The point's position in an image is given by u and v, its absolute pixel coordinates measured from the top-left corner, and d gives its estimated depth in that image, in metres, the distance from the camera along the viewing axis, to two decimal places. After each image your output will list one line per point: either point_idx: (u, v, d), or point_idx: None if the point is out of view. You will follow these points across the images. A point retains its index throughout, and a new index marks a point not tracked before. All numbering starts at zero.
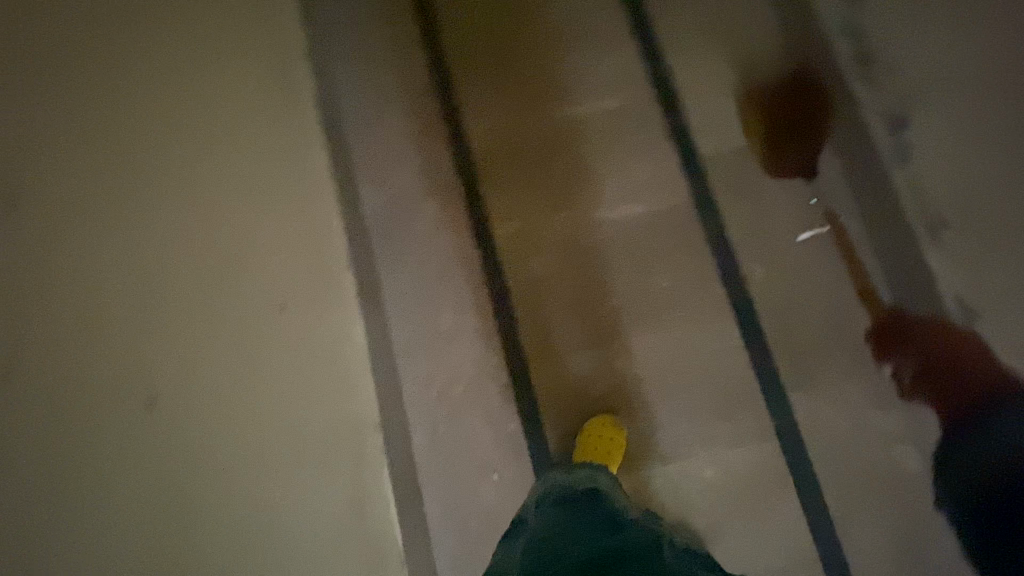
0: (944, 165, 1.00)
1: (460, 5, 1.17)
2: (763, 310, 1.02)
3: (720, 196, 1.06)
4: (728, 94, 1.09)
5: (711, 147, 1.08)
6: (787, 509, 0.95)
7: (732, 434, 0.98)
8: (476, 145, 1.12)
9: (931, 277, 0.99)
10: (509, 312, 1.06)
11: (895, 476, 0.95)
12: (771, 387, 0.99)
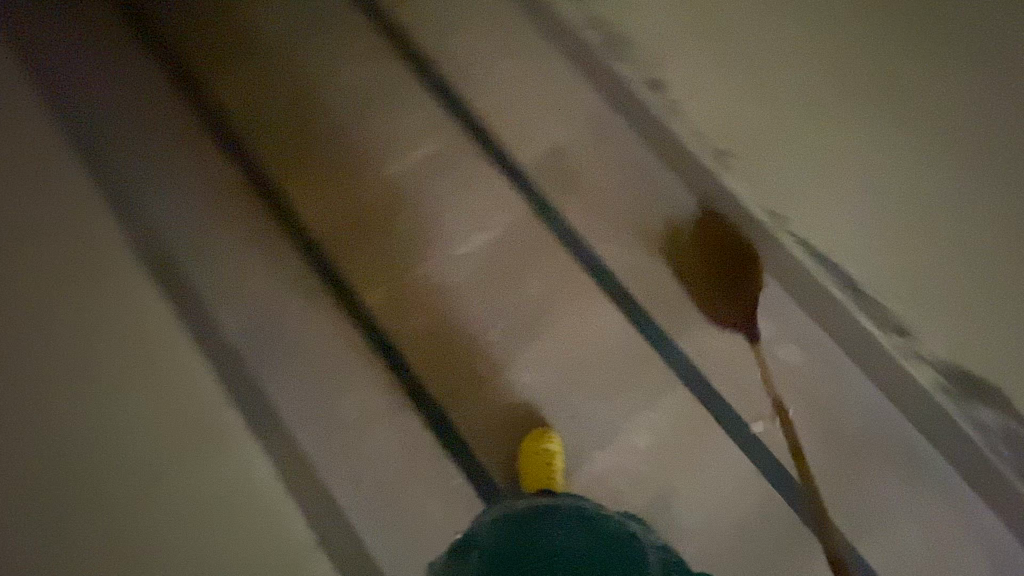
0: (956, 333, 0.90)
1: (296, 161, 1.16)
2: (691, 345, 1.05)
3: (617, 259, 1.09)
4: (587, 162, 1.13)
5: (527, 154, 1.14)
6: (776, 522, 0.98)
7: (704, 467, 1.00)
8: (364, 292, 1.10)
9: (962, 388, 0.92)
10: (455, 436, 1.04)
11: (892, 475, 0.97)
12: (727, 416, 1.02)
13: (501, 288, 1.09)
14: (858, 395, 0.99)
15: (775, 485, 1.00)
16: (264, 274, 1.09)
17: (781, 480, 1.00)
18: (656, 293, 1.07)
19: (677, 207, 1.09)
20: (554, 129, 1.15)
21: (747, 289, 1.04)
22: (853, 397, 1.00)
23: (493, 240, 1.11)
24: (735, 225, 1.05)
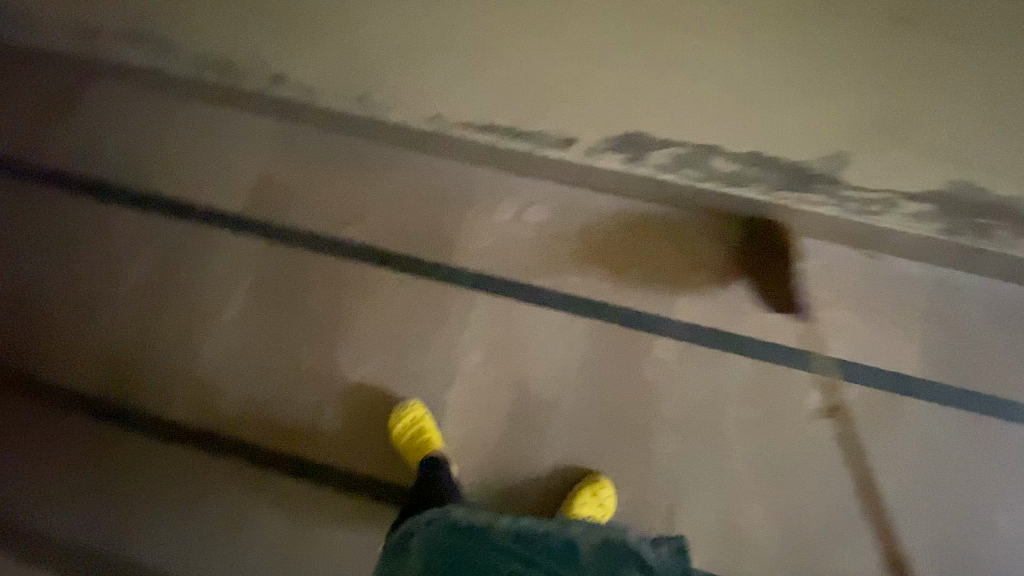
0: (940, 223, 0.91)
1: (90, 358, 1.14)
2: (485, 264, 1.13)
3: (407, 242, 1.14)
4: (361, 188, 1.16)
5: (236, 201, 1.17)
6: (630, 361, 1.08)
7: (548, 352, 1.09)
8: (213, 422, 1.09)
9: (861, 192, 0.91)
10: (347, 476, 1.07)
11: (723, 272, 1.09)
12: (541, 297, 1.11)
13: (286, 324, 1.12)
14: (601, 210, 1.13)
15: (600, 318, 1.10)
16: (85, 459, 1.10)
17: (595, 309, 1.10)
18: (411, 239, 1.14)
19: (383, 160, 1.16)
20: (244, 166, 1.18)
21: (474, 189, 1.15)
22: (599, 211, 1.13)
23: (253, 288, 1.13)
24: (429, 148, 1.14)
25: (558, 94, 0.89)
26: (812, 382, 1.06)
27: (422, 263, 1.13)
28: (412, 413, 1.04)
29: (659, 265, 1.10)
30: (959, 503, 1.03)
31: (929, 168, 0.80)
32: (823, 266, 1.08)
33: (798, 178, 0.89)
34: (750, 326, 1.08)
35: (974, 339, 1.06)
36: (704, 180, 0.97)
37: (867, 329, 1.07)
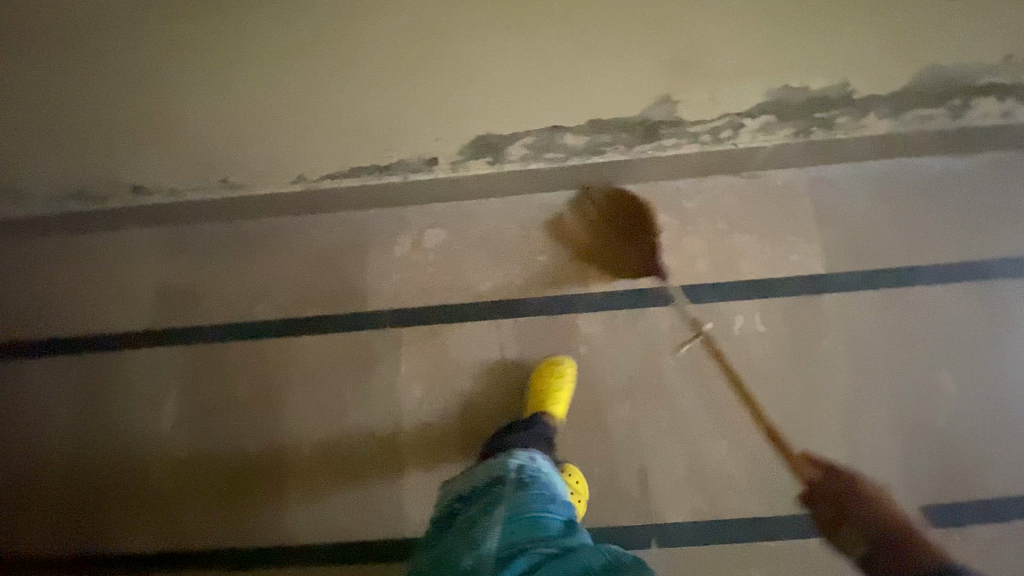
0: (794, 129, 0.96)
1: (33, 513, 1.10)
2: (397, 299, 1.14)
3: (317, 302, 1.14)
4: (258, 265, 1.16)
5: (142, 317, 1.16)
6: (560, 346, 1.10)
7: (481, 363, 1.11)
8: (175, 536, 1.07)
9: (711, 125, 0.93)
10: (320, 547, 1.05)
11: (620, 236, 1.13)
12: (460, 312, 1.13)
13: (227, 417, 1.11)
14: (492, 215, 1.16)
15: (522, 315, 1.12)
16: None
17: (516, 308, 1.12)
18: (323, 298, 1.14)
19: (275, 230, 1.17)
20: (141, 280, 1.17)
21: (369, 232, 1.16)
22: (492, 215, 1.16)
23: (180, 393, 1.13)
24: (314, 207, 1.15)
25: (391, 112, 0.91)
26: (735, 308, 1.10)
27: (337, 317, 1.14)
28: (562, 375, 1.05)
29: (563, 247, 1.13)
30: (902, 375, 1.07)
31: (733, 88, 0.85)
32: (710, 200, 1.13)
33: (637, 135, 0.95)
34: (661, 276, 1.11)
35: (865, 221, 1.11)
36: (566, 159, 1.02)
37: (766, 243, 1.11)
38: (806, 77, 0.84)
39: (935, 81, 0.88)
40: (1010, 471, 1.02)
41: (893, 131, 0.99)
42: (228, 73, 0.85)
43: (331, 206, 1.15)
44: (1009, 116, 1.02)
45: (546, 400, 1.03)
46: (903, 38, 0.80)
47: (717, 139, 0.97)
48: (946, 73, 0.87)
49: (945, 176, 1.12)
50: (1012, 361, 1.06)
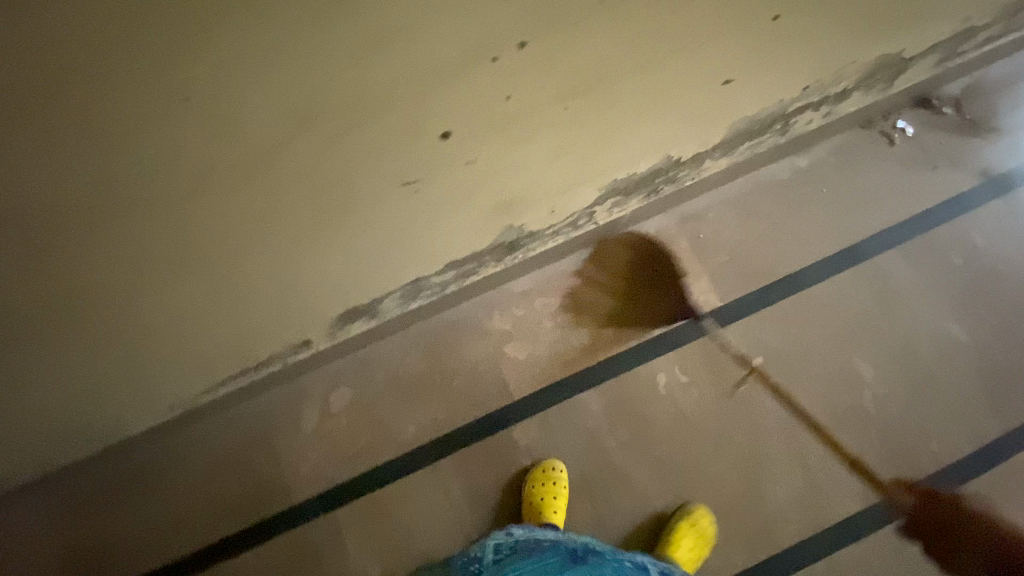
0: (639, 196, 1.00)
1: None
2: (321, 477, 1.07)
3: (236, 511, 1.05)
4: (161, 495, 1.07)
5: None
6: (500, 465, 1.06)
7: (426, 513, 1.04)
8: None
9: (567, 223, 0.95)
10: None
11: (523, 334, 1.13)
12: (389, 470, 1.06)
13: None
14: (391, 356, 1.11)
15: (451, 449, 1.07)
16: None
17: (447, 445, 1.07)
18: (240, 505, 1.06)
19: (168, 452, 1.08)
20: (33, 559, 1.04)
21: (273, 418, 1.09)
22: (394, 357, 1.11)
23: None
24: (205, 413, 1.08)
25: (246, 323, 0.87)
26: (652, 366, 1.10)
27: (261, 521, 1.05)
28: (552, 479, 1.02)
29: (474, 365, 1.11)
30: (828, 378, 1.08)
31: (572, 195, 0.87)
32: (595, 269, 1.15)
33: (502, 252, 0.95)
34: (575, 360, 1.11)
35: (740, 242, 1.15)
36: (447, 288, 0.99)
37: (660, 294, 1.14)
38: (630, 167, 0.86)
39: (746, 126, 0.89)
40: (953, 434, 1.05)
41: (731, 162, 1.03)
42: (36, 363, 0.77)
43: (222, 407, 1.09)
44: (830, 116, 1.03)
45: (546, 512, 0.99)
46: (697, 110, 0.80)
47: (578, 225, 0.99)
48: (753, 119, 0.88)
49: (795, 176, 1.17)
50: (915, 329, 1.10)
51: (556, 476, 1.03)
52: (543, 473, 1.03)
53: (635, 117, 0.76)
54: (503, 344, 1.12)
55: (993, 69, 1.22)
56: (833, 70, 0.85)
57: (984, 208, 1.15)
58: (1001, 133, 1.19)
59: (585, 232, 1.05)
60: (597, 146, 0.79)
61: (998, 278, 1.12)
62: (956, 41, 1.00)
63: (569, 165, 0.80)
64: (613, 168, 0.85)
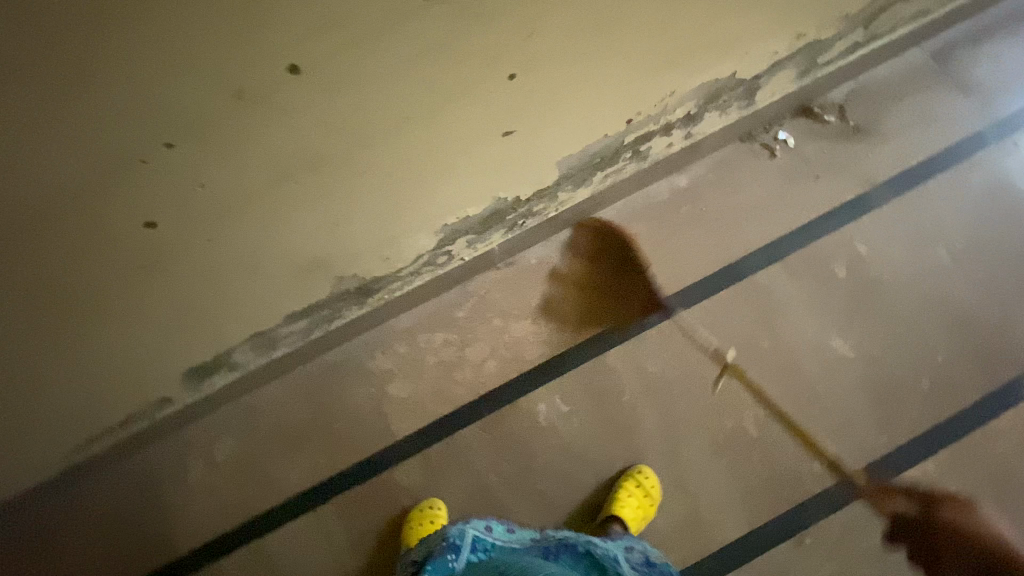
0: (499, 230, 0.99)
1: None
2: (203, 530, 1.06)
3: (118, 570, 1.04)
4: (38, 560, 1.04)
5: None
6: (383, 507, 1.06)
7: (310, 559, 1.04)
8: None
9: (422, 262, 0.93)
10: None
11: (404, 372, 1.10)
12: (273, 517, 1.06)
13: None
14: (271, 402, 1.10)
15: (336, 491, 1.07)
16: None
17: (333, 488, 1.07)
18: (122, 564, 1.05)
19: (44, 515, 1.06)
20: None
21: (157, 473, 1.08)
22: (277, 401, 1.10)
23: None
24: (79, 474, 1.06)
25: (76, 399, 0.83)
26: (534, 398, 1.09)
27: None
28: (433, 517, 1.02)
29: (357, 405, 1.09)
30: (709, 401, 1.07)
31: (413, 237, 0.83)
32: (478, 300, 1.14)
33: (358, 296, 0.93)
34: (458, 396, 1.09)
35: (621, 267, 1.14)
36: (311, 331, 0.98)
37: (543, 324, 1.12)
38: (458, 211, 0.83)
39: (578, 159, 0.88)
40: (837, 453, 1.03)
41: (594, 190, 1.05)
42: None
43: (98, 466, 1.07)
44: (691, 137, 1.02)
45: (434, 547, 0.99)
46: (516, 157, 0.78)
47: (445, 262, 1.00)
48: (582, 153, 0.87)
49: (673, 196, 1.16)
50: (798, 345, 1.08)
51: (435, 513, 1.02)
52: (421, 513, 1.02)
53: (428, 164, 0.71)
54: (384, 384, 1.10)
55: (878, 72, 1.20)
56: (654, 101, 0.82)
57: (870, 215, 1.13)
58: (886, 138, 1.17)
59: (454, 266, 1.04)
60: (395, 201, 0.74)
61: (883, 288, 1.10)
62: (818, 47, 0.94)
63: (389, 197, 0.72)
64: (440, 211, 0.81)
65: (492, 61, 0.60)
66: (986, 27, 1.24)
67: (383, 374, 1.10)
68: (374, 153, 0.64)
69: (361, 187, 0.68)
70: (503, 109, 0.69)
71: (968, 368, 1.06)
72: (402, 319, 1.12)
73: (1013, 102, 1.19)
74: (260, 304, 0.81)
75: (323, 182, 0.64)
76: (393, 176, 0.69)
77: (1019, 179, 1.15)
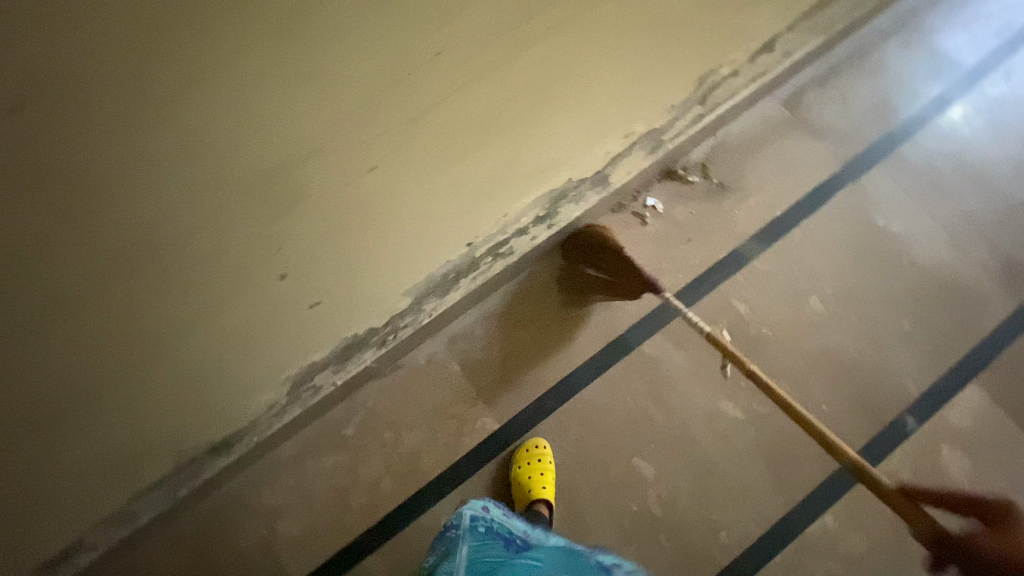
0: (367, 354, 0.94)
1: None
2: None
3: None
4: None
5: None
6: None
7: None
8: None
9: (280, 408, 0.88)
10: None
11: (294, 506, 1.04)
12: None
13: None
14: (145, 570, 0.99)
15: None
16: None
17: None
18: None
19: None
20: None
21: None
22: (155, 564, 0.99)
23: None
24: None
25: None
26: (436, 512, 1.04)
27: None
28: (540, 456, 1.04)
29: (248, 550, 1.01)
30: (611, 486, 1.05)
31: (259, 393, 0.80)
32: (367, 413, 1.08)
33: (215, 453, 0.87)
34: (356, 521, 1.04)
35: (510, 356, 1.11)
36: (173, 493, 0.91)
37: (437, 430, 1.08)
38: (297, 362, 0.79)
39: (424, 287, 0.85)
40: (739, 521, 1.03)
41: (466, 292, 1.01)
42: None
43: None
44: (554, 226, 1.01)
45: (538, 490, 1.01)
46: (347, 305, 0.78)
47: (314, 393, 0.93)
48: (426, 281, 0.84)
49: (553, 277, 1.15)
50: (691, 414, 1.08)
51: (548, 449, 1.05)
52: (532, 447, 1.05)
53: (227, 353, 0.74)
54: (273, 523, 1.03)
55: (734, 128, 1.22)
56: (488, 223, 0.82)
57: (744, 270, 1.16)
58: (752, 192, 1.20)
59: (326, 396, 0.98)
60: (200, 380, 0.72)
61: (763, 343, 1.12)
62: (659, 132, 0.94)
63: (204, 392, 0.76)
64: (273, 369, 0.78)
65: (259, 254, 0.69)
66: (831, 69, 1.27)
67: (271, 512, 1.03)
68: (167, 351, 0.70)
69: (159, 377, 0.71)
70: (295, 291, 0.73)
71: (853, 412, 1.08)
72: (286, 448, 1.06)
73: (864, 142, 1.24)
74: (87, 501, 0.77)
75: (113, 384, 0.69)
76: (203, 378, 0.74)
77: (878, 218, 1.19)
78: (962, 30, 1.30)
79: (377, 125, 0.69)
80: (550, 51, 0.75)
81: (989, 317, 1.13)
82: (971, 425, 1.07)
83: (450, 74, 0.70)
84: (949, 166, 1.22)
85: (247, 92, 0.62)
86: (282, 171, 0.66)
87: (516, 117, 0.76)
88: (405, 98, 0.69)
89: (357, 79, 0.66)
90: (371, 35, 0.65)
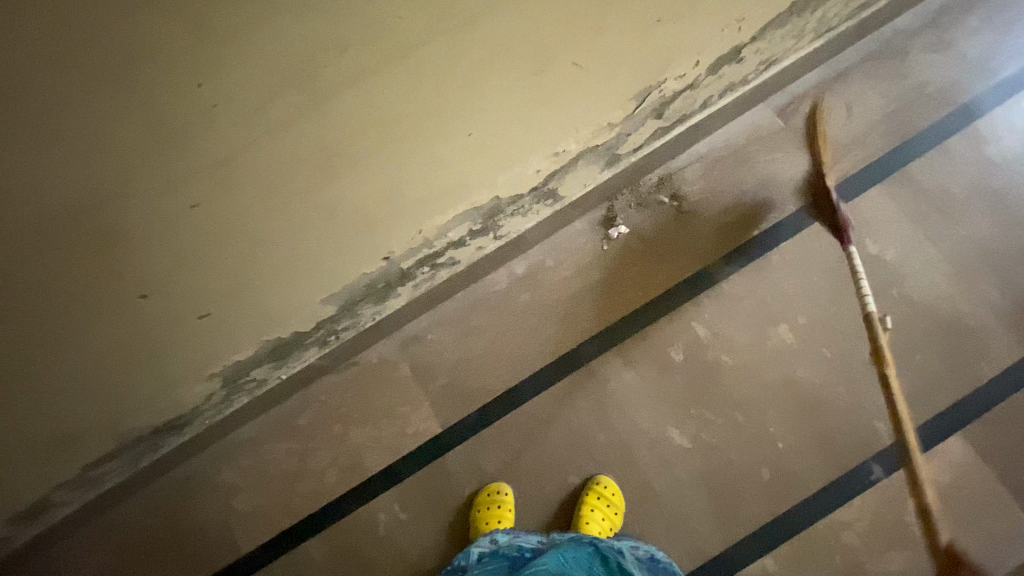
0: (310, 352, 1.00)
1: None
2: None
3: None
4: None
5: None
6: None
7: None
8: None
9: (221, 397, 0.95)
10: None
11: (248, 484, 1.10)
12: None
13: None
14: (117, 526, 1.09)
15: None
16: None
17: None
18: None
19: None
20: None
21: None
22: (125, 521, 1.10)
23: None
24: None
25: None
26: (375, 505, 1.08)
27: None
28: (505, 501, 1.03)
29: (203, 521, 1.09)
30: (545, 500, 1.05)
31: (192, 385, 0.87)
32: (320, 406, 1.12)
33: (165, 432, 0.97)
34: (302, 505, 1.09)
35: (461, 363, 1.12)
36: (138, 460, 1.01)
37: (383, 427, 1.11)
38: (223, 359, 0.85)
39: (348, 295, 0.87)
40: (673, 552, 1.00)
41: (411, 297, 1.02)
42: None
43: None
44: (499, 237, 1.00)
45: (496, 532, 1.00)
46: (265, 311, 0.81)
47: (259, 384, 1.00)
48: (348, 290, 0.86)
49: (511, 286, 1.14)
50: (636, 438, 1.05)
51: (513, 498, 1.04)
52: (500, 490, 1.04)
53: (112, 363, 0.74)
54: (229, 497, 1.10)
55: (717, 139, 1.15)
56: (405, 239, 0.82)
57: (711, 292, 1.09)
58: (730, 208, 1.12)
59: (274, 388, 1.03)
60: (121, 380, 0.78)
61: (722, 372, 1.06)
62: (604, 147, 0.91)
63: (115, 381, 0.78)
64: (198, 366, 0.84)
65: (113, 279, 0.61)
66: (837, 74, 1.15)
67: (229, 487, 1.10)
68: (47, 368, 0.69)
69: (46, 391, 0.73)
70: (166, 307, 0.69)
71: (813, 453, 1.01)
72: (246, 429, 1.12)
73: (866, 157, 1.12)
74: (42, 462, 0.85)
75: (11, 390, 0.69)
76: (113, 375, 0.77)
77: (870, 242, 1.08)
78: (1000, 32, 1.14)
79: (160, 172, 0.53)
80: (376, 90, 0.58)
81: (988, 363, 1.01)
82: (947, 481, 0.98)
83: (251, 114, 0.53)
84: (965, 188, 1.09)
85: (59, 150, 0.46)
86: (88, 207, 0.52)
87: (369, 148, 0.64)
88: (141, 101, 0.47)
89: (137, 135, 0.49)
90: (131, 98, 0.46)
